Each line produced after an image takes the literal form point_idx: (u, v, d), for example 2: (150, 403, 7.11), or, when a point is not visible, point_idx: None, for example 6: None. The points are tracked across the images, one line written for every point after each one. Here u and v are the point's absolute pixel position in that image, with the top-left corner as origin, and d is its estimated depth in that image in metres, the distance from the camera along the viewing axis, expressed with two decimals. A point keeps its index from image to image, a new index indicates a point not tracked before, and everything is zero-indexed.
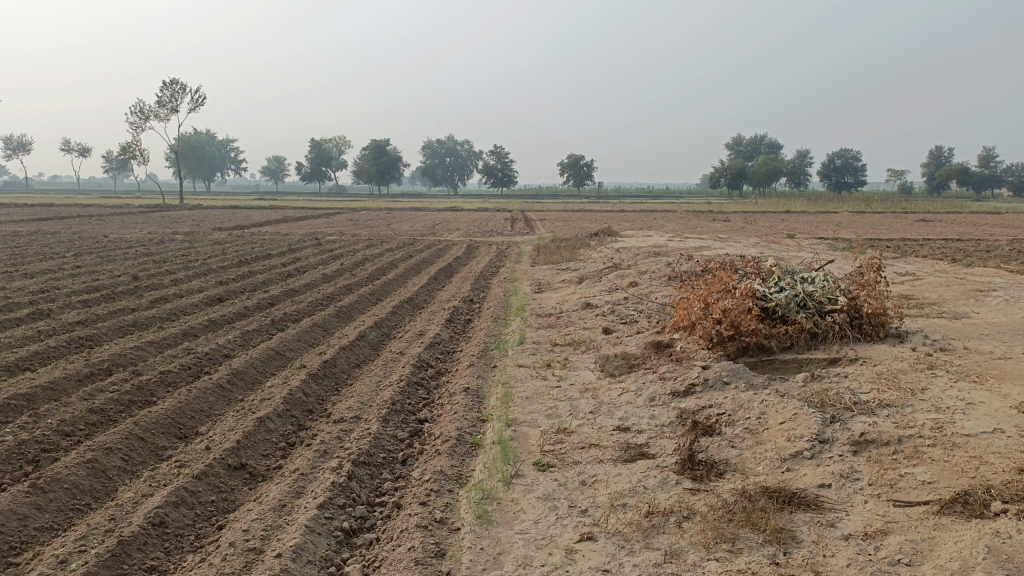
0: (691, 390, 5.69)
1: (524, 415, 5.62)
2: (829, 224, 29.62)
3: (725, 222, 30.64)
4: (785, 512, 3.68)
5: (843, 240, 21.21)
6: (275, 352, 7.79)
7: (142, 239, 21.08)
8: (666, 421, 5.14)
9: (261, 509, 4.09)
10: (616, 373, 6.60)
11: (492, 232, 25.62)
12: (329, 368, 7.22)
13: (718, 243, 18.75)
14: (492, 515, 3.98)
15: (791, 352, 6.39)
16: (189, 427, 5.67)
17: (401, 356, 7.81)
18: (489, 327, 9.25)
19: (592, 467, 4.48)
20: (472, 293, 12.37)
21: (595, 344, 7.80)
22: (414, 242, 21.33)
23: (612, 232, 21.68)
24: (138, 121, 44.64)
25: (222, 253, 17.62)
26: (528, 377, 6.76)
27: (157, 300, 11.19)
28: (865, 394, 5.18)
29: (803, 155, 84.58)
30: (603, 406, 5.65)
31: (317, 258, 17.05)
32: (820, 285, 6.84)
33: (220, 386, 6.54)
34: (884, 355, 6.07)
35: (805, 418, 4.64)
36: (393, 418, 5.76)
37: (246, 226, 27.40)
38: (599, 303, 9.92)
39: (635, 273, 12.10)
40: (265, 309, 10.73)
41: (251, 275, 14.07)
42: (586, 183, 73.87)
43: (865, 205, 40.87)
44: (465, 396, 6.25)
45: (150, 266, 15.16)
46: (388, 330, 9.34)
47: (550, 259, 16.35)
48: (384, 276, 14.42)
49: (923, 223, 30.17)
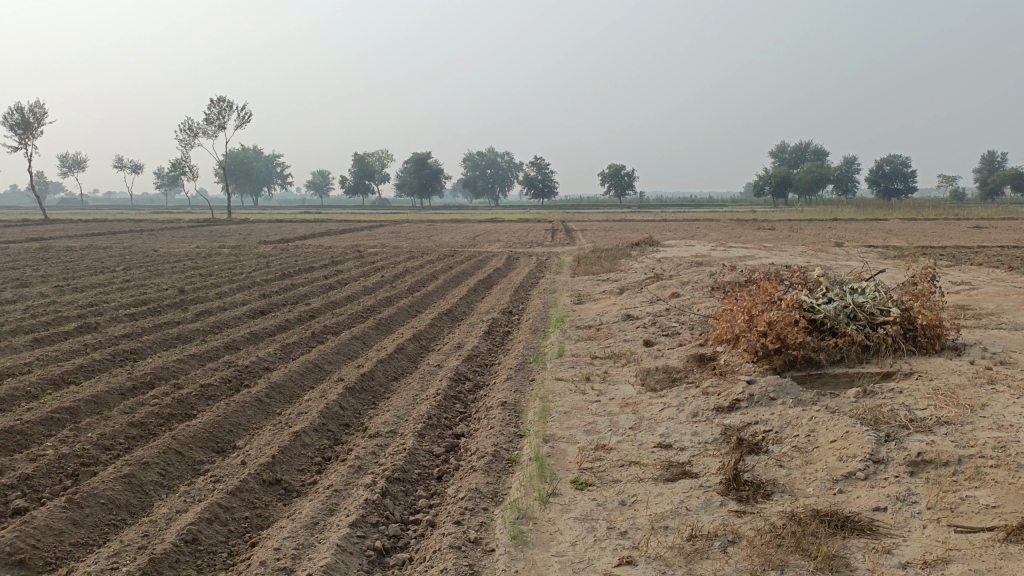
0: (736, 405, 5.48)
1: (562, 430, 5.49)
2: (878, 231, 28.85)
3: (769, 231, 30.10)
4: (837, 538, 3.48)
5: (892, 248, 20.65)
6: (313, 365, 7.79)
7: (189, 253, 21.52)
8: (710, 438, 4.95)
9: (293, 527, 4.03)
10: (657, 387, 6.42)
11: (533, 243, 25.54)
12: (366, 382, 7.18)
13: (762, 252, 18.38)
14: (528, 536, 3.85)
15: (841, 366, 6.14)
16: (226, 441, 5.68)
17: (438, 369, 7.74)
18: (528, 339, 9.14)
19: (632, 486, 4.32)
20: (511, 305, 12.28)
21: (636, 357, 7.63)
22: (455, 254, 21.38)
23: (654, 242, 21.40)
24: (188, 138, 45.75)
25: (266, 266, 17.87)
26: (566, 391, 6.62)
27: (201, 313, 11.34)
28: (921, 411, 4.92)
29: (850, 162, 82.80)
30: (644, 422, 5.48)
31: (358, 270, 17.16)
32: (871, 296, 6.57)
33: (258, 399, 6.54)
34: (940, 369, 5.78)
35: (858, 436, 4.42)
36: (429, 433, 5.67)
37: (290, 239, 27.78)
38: (639, 314, 9.74)
39: (677, 284, 11.87)
40: (306, 321, 10.78)
41: (293, 288, 14.19)
42: (628, 193, 73.38)
43: (916, 212, 39.74)
44: (502, 410, 6.14)
45: (196, 279, 15.42)
46: (426, 342, 9.29)
47: (590, 270, 16.19)
48: (423, 287, 14.44)
49: (977, 230, 29.20)
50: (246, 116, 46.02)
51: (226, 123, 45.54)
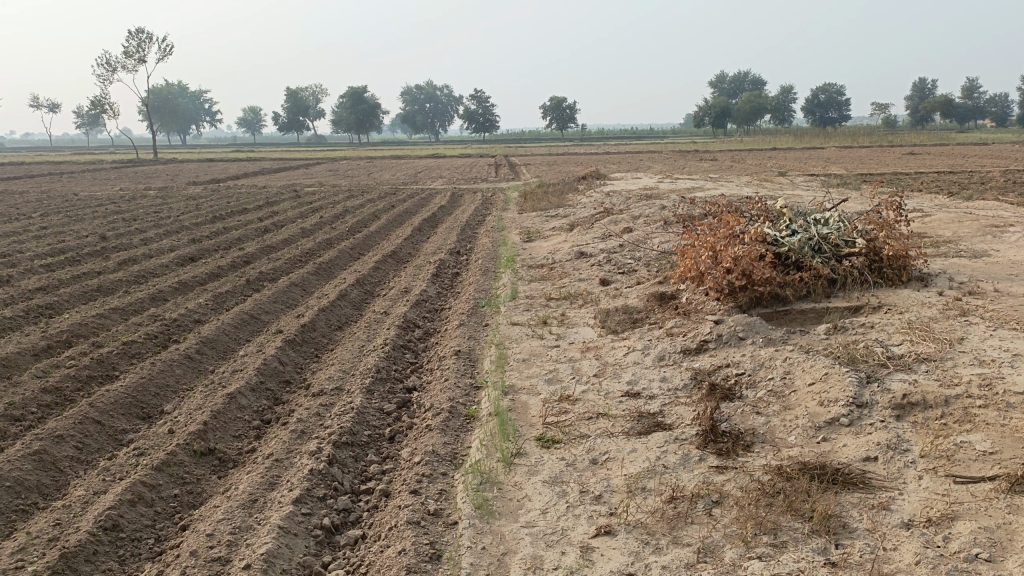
0: (704, 347, 5.19)
1: (522, 381, 5.12)
2: (819, 159, 29.02)
3: (712, 161, 29.92)
4: (828, 493, 3.23)
5: (836, 177, 20.69)
6: (248, 316, 7.22)
7: (112, 197, 20.20)
8: (680, 384, 4.65)
9: (228, 507, 3.58)
10: (619, 330, 6.09)
11: (477, 178, 24.89)
12: (307, 334, 6.67)
13: (709, 183, 18.19)
14: (493, 505, 3.50)
15: (807, 301, 5.90)
16: (153, 406, 5.15)
17: (385, 316, 7.26)
18: (478, 282, 8.68)
19: (603, 442, 4.00)
20: (458, 245, 11.74)
21: (593, 297, 7.29)
22: (398, 192, 20.62)
23: (600, 175, 20.96)
24: (105, 73, 42.84)
25: (196, 209, 16.87)
26: (523, 336, 6.23)
27: (125, 262, 10.53)
28: (898, 347, 4.70)
29: (787, 90, 83.23)
30: (609, 368, 5.15)
31: (295, 211, 16.34)
32: (835, 227, 6.31)
33: (188, 358, 5.98)
34: (910, 302, 5.58)
35: (839, 378, 4.15)
36: (378, 389, 5.24)
37: (222, 179, 26.45)
38: (593, 251, 9.38)
39: (629, 218, 11.52)
40: (240, 268, 10.10)
41: (226, 232, 13.36)
42: (569, 125, 72.41)
43: (852, 139, 40.16)
44: (456, 360, 5.73)
45: (119, 225, 14.39)
46: (370, 288, 8.75)
47: (537, 205, 15.74)
48: (365, 228, 13.79)
49: (911, 156, 29.67)
50: (165, 49, 42.56)
51: (146, 56, 42.78)
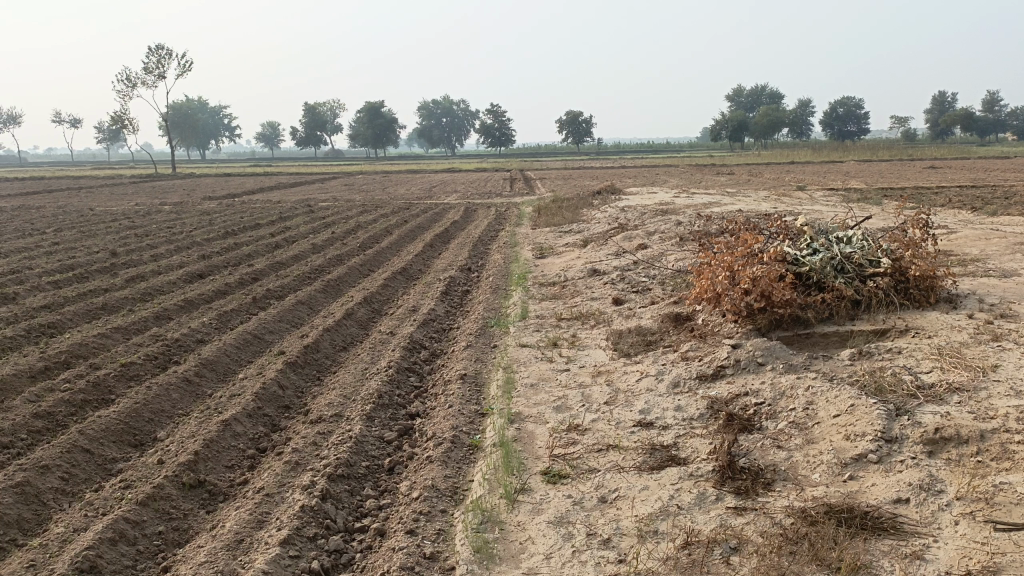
0: (721, 373, 4.93)
1: (529, 408, 4.88)
2: (837, 173, 28.64)
3: (729, 175, 29.60)
4: (857, 540, 2.97)
5: (855, 191, 20.35)
6: (251, 336, 7.04)
7: (127, 212, 20.22)
8: (695, 413, 4.40)
9: (212, 547, 3.37)
10: (631, 353, 5.84)
11: (490, 193, 24.74)
12: (310, 355, 6.47)
13: (726, 198, 17.91)
14: (493, 548, 3.26)
15: (829, 324, 5.63)
16: (146, 433, 4.96)
17: (391, 337, 7.05)
18: (488, 300, 8.47)
19: (612, 478, 3.76)
20: (469, 261, 11.54)
21: (605, 318, 7.05)
22: (411, 207, 20.49)
23: (615, 190, 20.77)
24: (125, 90, 43.24)
25: (208, 225, 16.79)
26: (532, 359, 6.00)
27: (133, 280, 10.42)
28: (928, 375, 4.42)
29: (804, 104, 82.76)
30: (620, 395, 4.90)
31: (307, 226, 16.23)
32: (859, 246, 6.04)
33: (186, 381, 5.80)
34: (938, 325, 5.29)
35: (866, 409, 3.88)
36: (380, 415, 5.02)
37: (237, 194, 26.51)
38: (606, 269, 9.14)
39: (643, 235, 11.26)
40: (248, 285, 9.96)
41: (237, 248, 13.25)
42: (585, 140, 72.32)
43: (872, 153, 39.69)
44: (461, 385, 5.51)
45: (131, 241, 14.33)
46: (378, 306, 8.56)
47: (551, 221, 15.53)
48: (376, 244, 13.63)
49: (932, 170, 29.19)
50: (184, 66, 42.93)
51: (165, 72, 43.17)
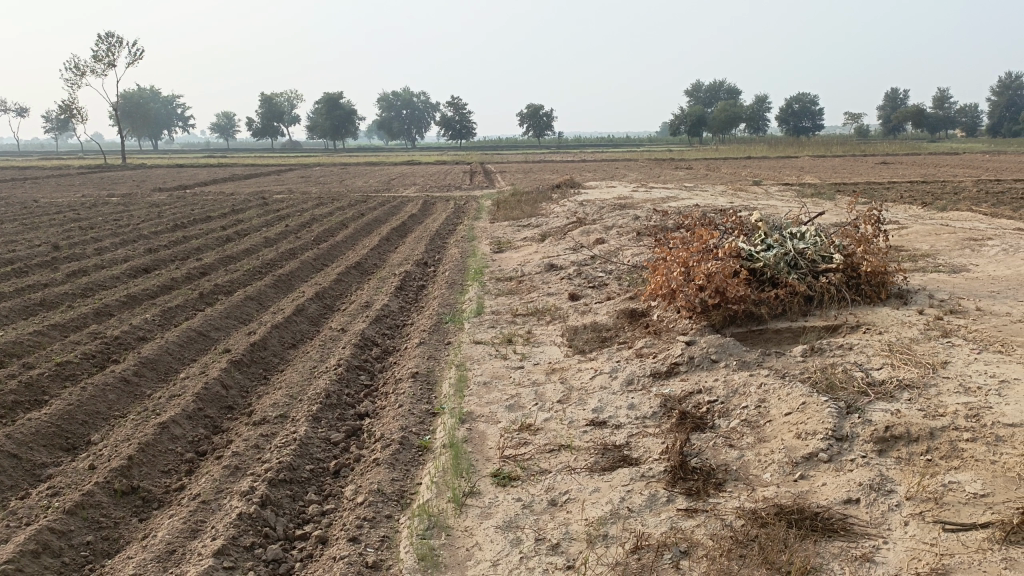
0: (675, 371, 4.88)
1: (481, 407, 4.77)
2: (792, 169, 29.07)
3: (687, 170, 29.82)
4: (807, 542, 2.93)
5: (809, 186, 20.66)
6: (196, 334, 6.80)
7: (73, 204, 19.56)
8: (648, 412, 4.34)
9: (142, 559, 3.20)
10: (586, 350, 5.77)
11: (450, 186, 24.56)
12: (257, 353, 6.27)
13: (684, 193, 18.02)
14: (438, 555, 3.15)
15: (783, 320, 5.62)
16: (79, 437, 4.73)
17: (342, 334, 6.87)
18: (444, 295, 8.33)
19: (563, 479, 3.67)
20: (426, 256, 11.38)
21: (561, 313, 6.97)
22: (369, 199, 20.20)
23: (574, 183, 20.73)
24: (73, 78, 41.87)
25: (157, 217, 16.30)
26: (486, 357, 5.89)
27: (75, 274, 10.05)
28: (878, 372, 4.42)
29: (761, 100, 83.90)
30: (574, 393, 4.82)
31: (261, 219, 15.87)
32: (812, 242, 6.05)
33: (124, 381, 5.56)
34: (889, 322, 5.32)
35: (817, 407, 3.85)
36: (326, 416, 4.86)
37: (189, 186, 25.85)
38: (563, 264, 9.07)
39: (601, 229, 11.23)
40: (195, 280, 9.66)
41: (186, 242, 12.88)
42: (545, 133, 72.30)
43: (826, 149, 40.38)
44: (413, 383, 5.37)
45: (75, 234, 13.83)
46: (330, 302, 8.36)
47: (510, 215, 15.43)
48: (332, 237, 13.37)
49: (884, 166, 29.80)
50: (135, 54, 41.69)
51: (115, 60, 41.92)
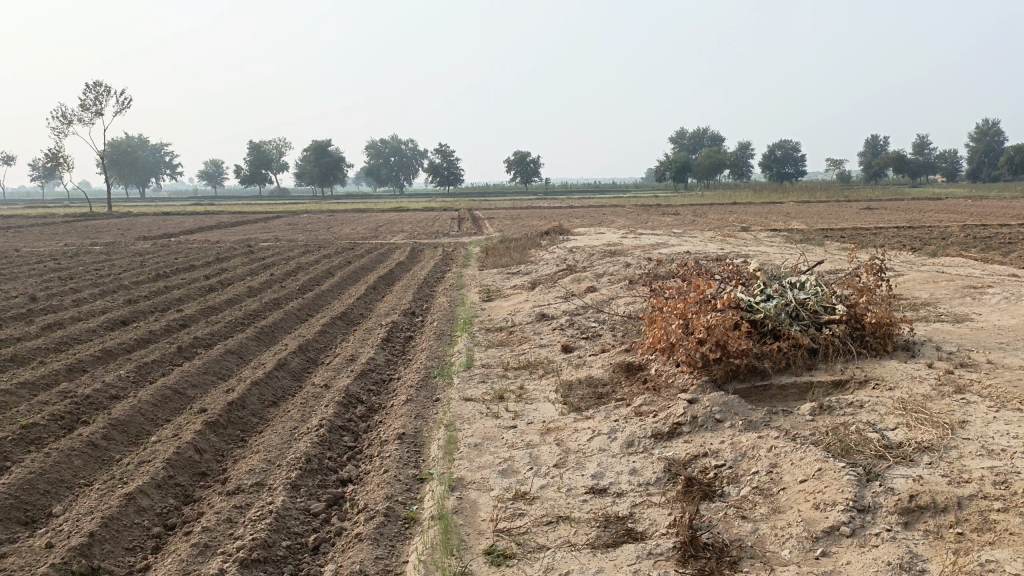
0: (677, 431, 4.59)
1: (472, 473, 4.46)
2: (778, 214, 29.23)
3: (674, 215, 29.91)
4: None
5: (797, 232, 20.72)
6: (171, 392, 6.47)
7: (54, 253, 19.21)
8: (651, 477, 4.05)
9: None
10: (582, 407, 5.49)
11: (438, 233, 24.44)
12: (234, 413, 5.93)
13: (673, 239, 17.96)
14: None
15: (787, 374, 5.39)
16: (39, 508, 4.37)
17: (325, 390, 6.56)
18: (432, 348, 8.05)
19: (564, 558, 3.37)
20: (413, 305, 11.13)
21: (554, 367, 6.71)
22: (355, 247, 20.03)
23: (563, 230, 20.62)
24: (60, 126, 41.86)
25: (139, 266, 16.01)
26: (476, 415, 5.59)
27: (50, 327, 9.70)
28: (894, 433, 4.17)
29: (744, 147, 85.09)
30: (571, 457, 4.53)
31: (245, 268, 15.60)
32: (813, 292, 5.85)
33: (92, 446, 5.21)
34: (899, 376, 5.10)
35: (834, 474, 3.60)
36: (307, 483, 4.54)
37: (174, 234, 25.57)
38: (555, 313, 8.84)
39: (592, 277, 11.04)
40: (174, 332, 9.33)
41: (167, 292, 12.57)
42: (533, 179, 72.83)
43: (810, 194, 40.74)
44: (399, 445, 5.06)
45: (53, 284, 13.48)
46: (314, 355, 8.06)
47: (498, 262, 15.26)
48: (317, 286, 13.12)
49: (869, 212, 30.00)
50: (123, 104, 41.84)
51: (103, 109, 42.00)
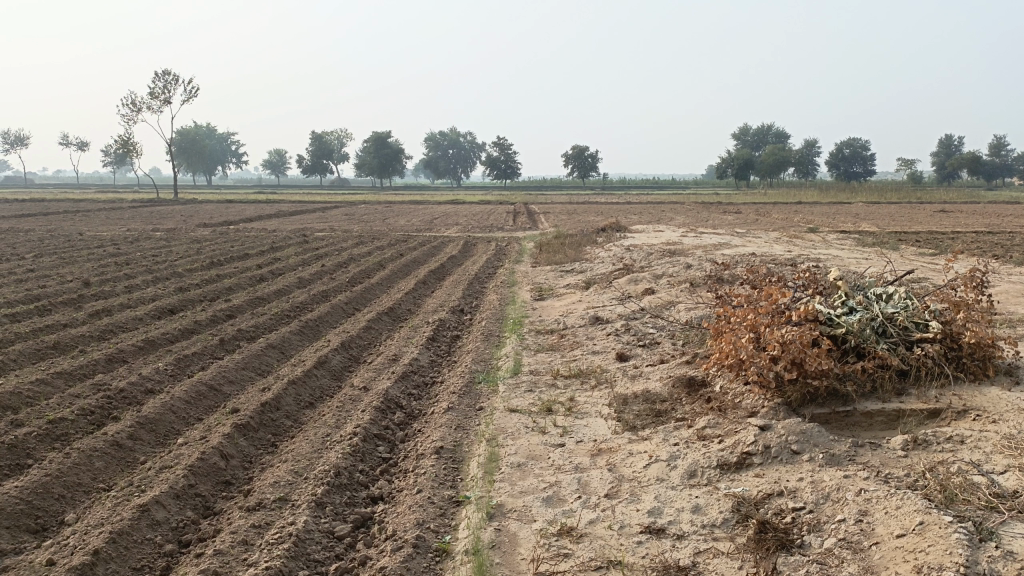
0: (746, 462, 4.06)
1: (513, 499, 4.02)
2: (846, 215, 28.02)
3: (736, 214, 28.90)
4: None
5: (867, 234, 19.70)
6: (206, 389, 6.19)
7: (117, 238, 19.50)
8: (717, 518, 3.54)
9: None
10: (639, 426, 4.98)
11: (492, 226, 24.09)
12: (266, 415, 5.61)
13: (735, 239, 17.20)
14: None
15: (871, 399, 4.79)
16: (51, 515, 4.07)
17: (363, 393, 6.18)
18: (478, 349, 7.62)
19: None
20: (463, 302, 10.74)
21: (608, 377, 6.21)
22: (409, 239, 19.78)
23: (621, 227, 19.99)
24: (130, 114, 42.97)
25: (195, 254, 16.04)
26: (521, 430, 5.13)
27: (98, 314, 9.59)
28: (1005, 479, 3.56)
29: (810, 145, 82.83)
30: (626, 486, 4.04)
31: (297, 258, 15.47)
32: (902, 305, 5.22)
33: (116, 446, 4.93)
34: (1005, 407, 4.44)
35: (940, 530, 3.04)
36: (333, 501, 4.16)
37: (233, 222, 25.86)
38: (610, 317, 8.32)
39: (650, 278, 10.47)
40: (219, 324, 9.12)
41: (218, 280, 12.45)
42: (590, 174, 71.98)
43: (879, 195, 39.16)
44: (436, 461, 4.65)
45: (109, 270, 13.54)
46: (356, 352, 7.73)
47: (552, 258, 14.79)
48: (366, 279, 12.86)
49: (943, 214, 28.52)
50: (189, 93, 42.60)
51: (171, 97, 42.93)
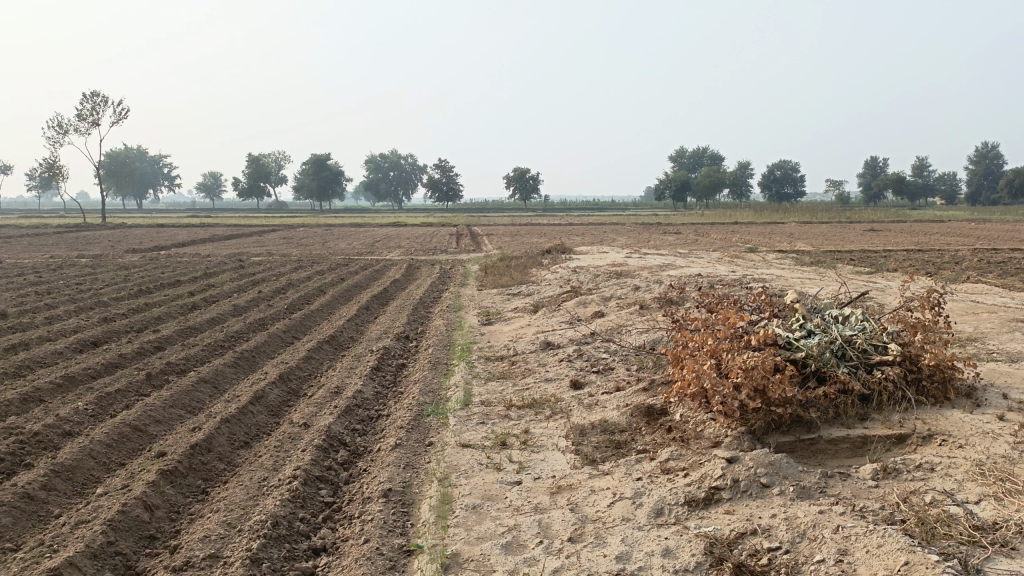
0: (715, 498, 3.86)
1: (470, 547, 3.71)
2: (782, 235, 28.67)
3: (676, 235, 29.26)
4: None
5: (804, 253, 20.09)
6: (131, 430, 5.70)
7: (38, 265, 18.47)
8: (689, 562, 3.31)
9: None
10: (599, 459, 4.74)
11: (435, 249, 23.74)
12: (197, 458, 5.16)
13: (678, 259, 17.30)
14: None
15: (835, 426, 4.65)
16: None
17: (304, 430, 5.78)
18: (425, 379, 7.28)
19: None
20: (407, 328, 10.38)
21: (563, 406, 5.96)
22: (350, 263, 19.29)
23: (565, 248, 19.92)
24: (55, 136, 41.23)
25: (123, 281, 15.26)
26: (475, 467, 4.83)
27: (13, 348, 8.90)
28: (982, 509, 3.42)
29: (744, 167, 85.20)
30: (591, 528, 3.78)
31: (232, 284, 14.85)
32: (859, 328, 5.12)
33: (26, 499, 4.44)
34: (969, 431, 4.34)
35: (927, 571, 2.86)
36: (271, 556, 3.78)
37: (164, 247, 24.88)
38: (561, 342, 8.10)
39: (598, 301, 10.31)
40: (147, 356, 8.55)
41: (147, 310, 11.79)
42: (531, 196, 72.28)
43: (811, 215, 40.28)
44: (384, 505, 4.31)
45: (28, 299, 12.71)
46: (295, 385, 7.30)
47: (498, 281, 14.56)
48: (306, 305, 12.38)
49: (873, 233, 29.48)
50: (118, 116, 41.13)
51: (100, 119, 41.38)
